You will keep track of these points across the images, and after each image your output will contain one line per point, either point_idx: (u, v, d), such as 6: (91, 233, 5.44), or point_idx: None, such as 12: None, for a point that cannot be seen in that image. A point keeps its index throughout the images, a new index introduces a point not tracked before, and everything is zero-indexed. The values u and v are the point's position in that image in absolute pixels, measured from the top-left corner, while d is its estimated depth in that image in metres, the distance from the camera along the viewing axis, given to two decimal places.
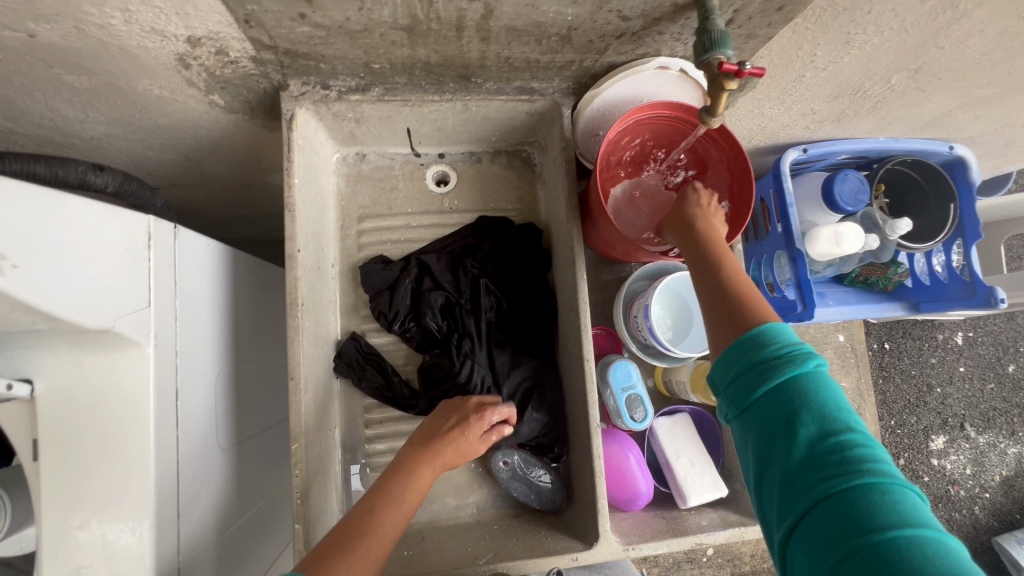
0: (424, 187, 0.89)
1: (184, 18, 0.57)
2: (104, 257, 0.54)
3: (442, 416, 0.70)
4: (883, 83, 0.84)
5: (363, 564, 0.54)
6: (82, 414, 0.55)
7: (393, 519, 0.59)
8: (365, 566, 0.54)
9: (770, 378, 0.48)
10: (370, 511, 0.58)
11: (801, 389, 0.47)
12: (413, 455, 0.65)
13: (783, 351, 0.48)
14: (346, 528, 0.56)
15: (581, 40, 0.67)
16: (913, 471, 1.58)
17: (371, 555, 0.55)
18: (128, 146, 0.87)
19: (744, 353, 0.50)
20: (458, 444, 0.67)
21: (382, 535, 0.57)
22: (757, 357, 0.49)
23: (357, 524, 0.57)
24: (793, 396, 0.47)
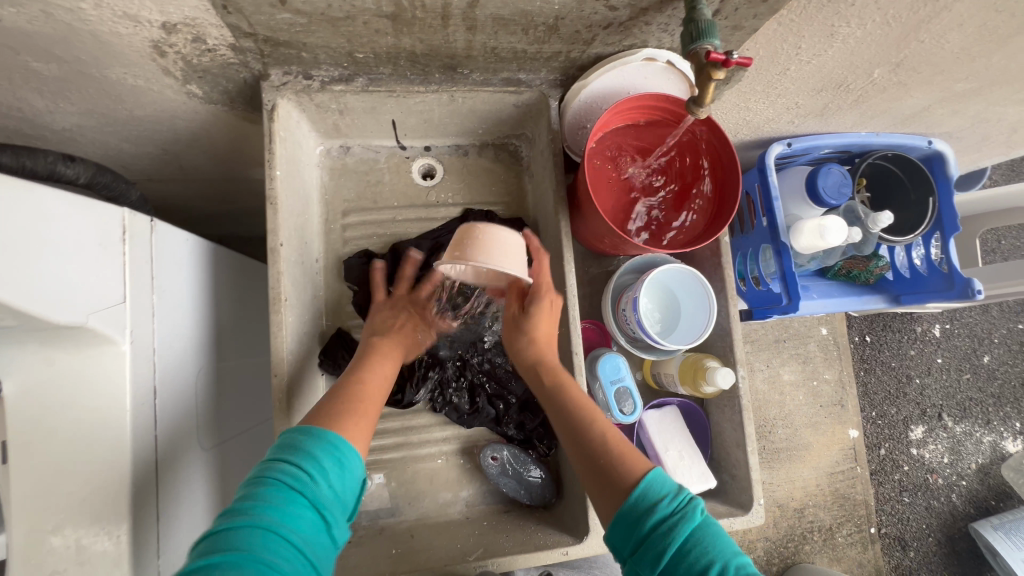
0: (410, 181, 0.87)
1: (158, 3, 0.55)
2: (77, 250, 0.51)
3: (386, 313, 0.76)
4: (866, 76, 0.85)
5: (364, 423, 0.61)
6: (54, 414, 0.53)
7: (376, 388, 0.66)
8: (365, 421, 0.62)
9: (662, 542, 0.51)
10: (355, 382, 0.65)
11: (692, 549, 0.51)
12: (378, 341, 0.71)
13: (667, 508, 0.53)
14: (341, 397, 0.62)
15: (568, 30, 0.66)
16: (893, 461, 1.62)
17: (367, 411, 0.63)
18: (101, 138, 0.84)
19: (634, 520, 0.53)
20: (410, 331, 0.76)
21: (372, 399, 0.64)
22: (648, 521, 0.53)
23: (346, 395, 0.63)
24: (682, 549, 0.51)
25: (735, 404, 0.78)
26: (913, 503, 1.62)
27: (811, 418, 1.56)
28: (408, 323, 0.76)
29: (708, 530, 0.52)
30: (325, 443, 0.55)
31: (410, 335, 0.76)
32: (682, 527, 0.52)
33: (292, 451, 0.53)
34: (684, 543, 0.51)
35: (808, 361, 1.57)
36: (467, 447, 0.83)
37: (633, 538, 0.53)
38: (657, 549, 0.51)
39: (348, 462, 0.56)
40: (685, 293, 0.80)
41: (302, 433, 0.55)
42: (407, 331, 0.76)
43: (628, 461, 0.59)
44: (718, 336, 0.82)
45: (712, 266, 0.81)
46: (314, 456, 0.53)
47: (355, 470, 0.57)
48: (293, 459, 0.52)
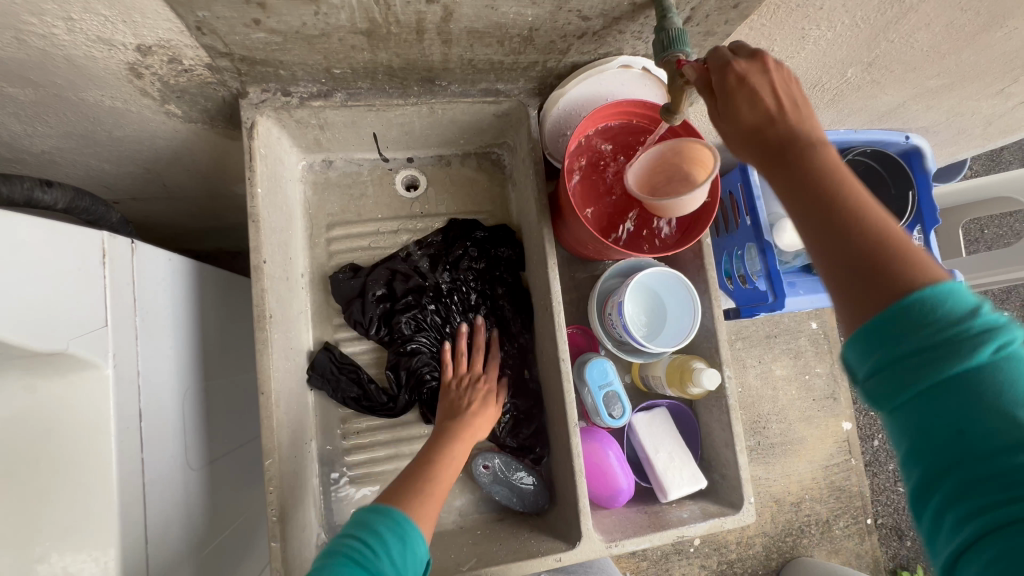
0: (393, 192, 0.88)
1: (132, 26, 0.55)
2: (58, 276, 0.51)
3: (451, 398, 0.76)
4: (840, 76, 0.87)
5: (433, 508, 0.61)
6: (38, 442, 0.53)
7: (448, 469, 0.66)
8: (433, 506, 0.61)
9: (944, 366, 0.36)
10: (428, 462, 0.66)
11: (989, 388, 0.35)
12: (447, 423, 0.72)
13: (959, 327, 0.36)
14: (408, 478, 0.63)
15: (543, 41, 0.67)
16: (886, 451, 1.64)
17: (437, 497, 0.62)
18: (81, 160, 0.84)
19: (902, 329, 0.37)
20: (482, 416, 0.74)
21: (443, 479, 0.64)
22: (918, 337, 0.37)
23: (417, 475, 0.63)
24: (972, 391, 0.35)
25: (723, 404, 0.78)
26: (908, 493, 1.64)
27: (805, 413, 1.58)
28: (478, 404, 0.75)
29: (1013, 363, 0.35)
30: (390, 520, 0.55)
31: (483, 415, 0.74)
32: (978, 358, 0.35)
33: (361, 529, 0.54)
34: (976, 379, 0.35)
35: (799, 356, 1.59)
36: None
37: (891, 354, 0.37)
38: (932, 376, 0.36)
39: (412, 540, 0.55)
40: (669, 295, 0.80)
41: (373, 510, 0.57)
42: (480, 419, 0.74)
43: (904, 258, 0.39)
44: (704, 336, 0.82)
45: (695, 268, 0.82)
46: (381, 534, 0.54)
47: (420, 553, 0.56)
48: (360, 536, 0.54)
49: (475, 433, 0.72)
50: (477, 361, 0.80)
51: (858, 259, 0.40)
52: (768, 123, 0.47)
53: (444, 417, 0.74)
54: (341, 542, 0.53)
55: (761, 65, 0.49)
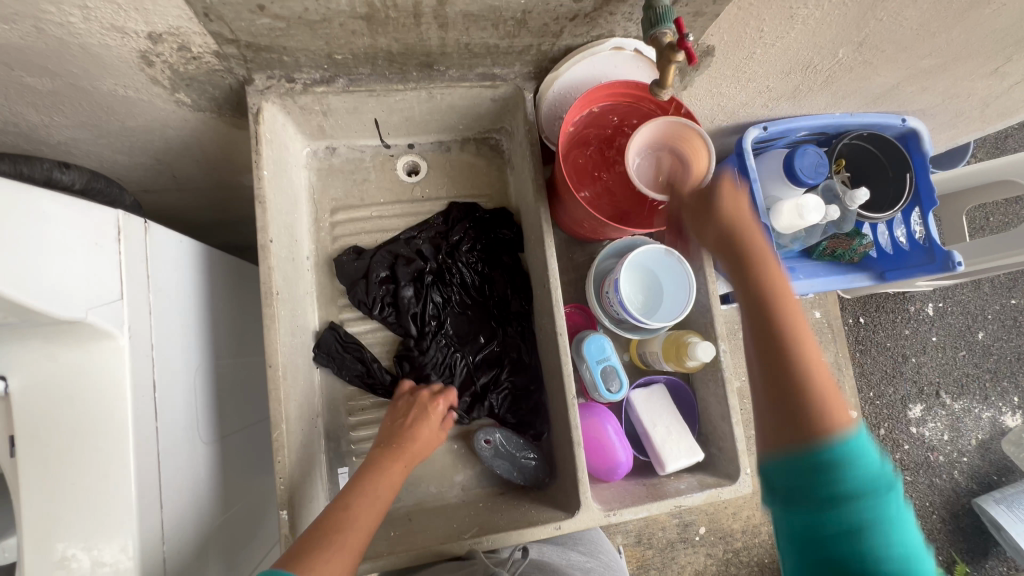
0: (395, 177, 0.90)
1: (143, 13, 0.58)
2: (75, 250, 0.54)
3: (390, 419, 0.75)
4: (831, 56, 0.89)
5: (345, 558, 0.58)
6: (58, 408, 0.56)
7: (366, 509, 0.63)
8: (347, 558, 0.58)
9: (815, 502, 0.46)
10: (342, 507, 0.62)
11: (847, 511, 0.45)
12: (378, 452, 0.70)
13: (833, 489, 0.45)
14: (313, 531, 0.59)
15: (536, 24, 0.69)
16: (893, 440, 1.65)
17: (350, 546, 0.59)
18: (96, 150, 0.87)
19: (803, 476, 0.47)
20: (420, 432, 0.73)
21: (356, 525, 0.61)
22: (820, 486, 0.46)
23: (327, 523, 0.60)
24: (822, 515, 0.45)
25: (718, 377, 0.80)
26: (915, 481, 1.65)
27: None
28: (417, 421, 0.74)
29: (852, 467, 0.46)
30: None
31: (423, 436, 0.73)
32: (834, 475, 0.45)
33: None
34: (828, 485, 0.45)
35: None
36: (461, 432, 0.85)
37: (775, 467, 0.49)
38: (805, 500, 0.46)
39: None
40: (664, 272, 0.82)
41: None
42: (418, 434, 0.73)
43: (826, 398, 0.48)
44: (699, 312, 0.83)
45: (690, 245, 0.83)
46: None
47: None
48: None
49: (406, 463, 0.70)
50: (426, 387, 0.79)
51: (792, 395, 0.48)
52: (741, 245, 0.56)
53: (378, 449, 0.71)
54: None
55: (732, 189, 0.59)
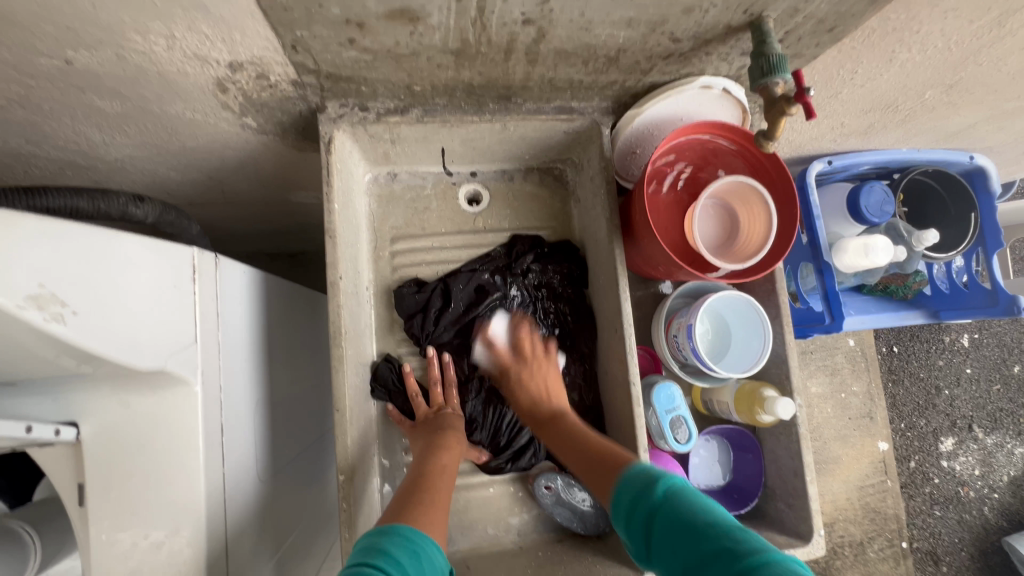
0: (456, 207, 0.87)
1: (229, 44, 0.55)
2: (157, 294, 0.51)
3: (423, 422, 0.75)
4: (917, 97, 0.85)
5: (440, 515, 0.58)
6: (128, 457, 0.53)
7: (445, 476, 0.65)
8: (439, 513, 0.58)
9: None
10: (420, 474, 0.64)
11: None
12: (431, 435, 0.71)
13: None
14: (402, 499, 0.59)
15: (628, 61, 0.66)
16: (924, 473, 1.61)
17: (440, 504, 0.59)
18: (151, 167, 0.85)
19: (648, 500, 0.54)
20: (457, 421, 0.75)
21: (442, 488, 0.62)
22: None
23: (413, 489, 0.61)
24: None
25: (792, 432, 0.76)
26: (945, 517, 1.61)
27: (841, 432, 1.55)
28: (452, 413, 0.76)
29: None
30: (400, 538, 0.51)
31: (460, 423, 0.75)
32: None
33: (372, 552, 0.49)
34: None
35: (836, 373, 1.57)
36: (519, 475, 0.82)
37: None
38: None
39: (427, 555, 0.51)
40: (738, 320, 0.79)
41: (379, 533, 0.52)
42: (455, 423, 0.75)
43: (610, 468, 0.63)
44: (772, 361, 0.80)
45: (765, 291, 0.80)
46: (393, 555, 0.49)
47: (439, 565, 0.52)
48: (381, 563, 0.47)
49: (462, 441, 0.72)
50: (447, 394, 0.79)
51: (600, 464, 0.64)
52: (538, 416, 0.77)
53: (428, 437, 0.72)
54: (355, 563, 0.47)
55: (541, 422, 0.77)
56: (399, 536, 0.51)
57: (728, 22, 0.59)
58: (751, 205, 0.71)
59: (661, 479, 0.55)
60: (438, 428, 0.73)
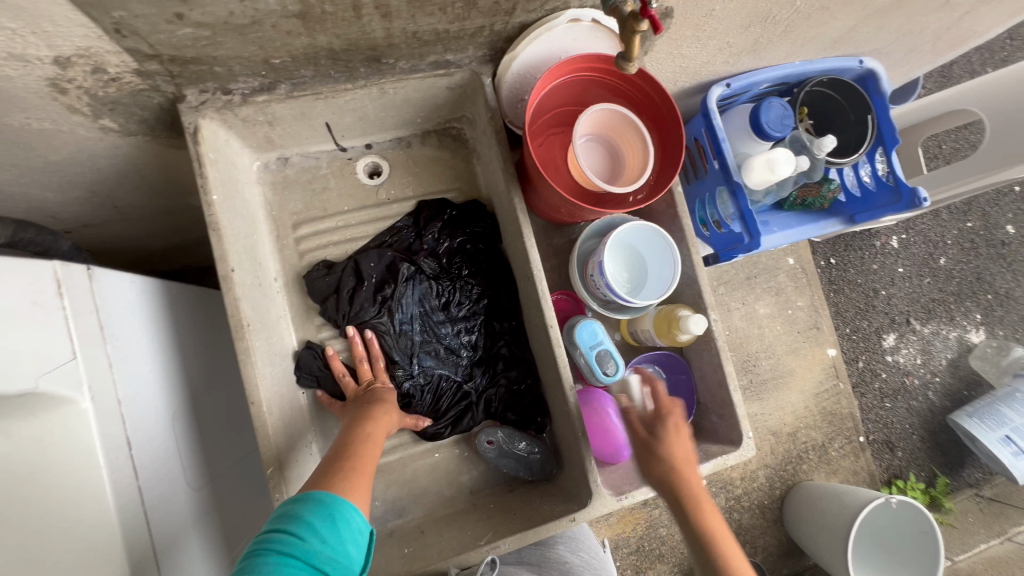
0: (357, 182, 0.85)
1: (44, 37, 0.51)
2: (14, 312, 0.49)
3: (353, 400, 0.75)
4: (789, 5, 0.87)
5: (362, 479, 0.60)
6: (23, 485, 0.51)
7: (370, 448, 0.65)
8: (361, 476, 0.60)
9: None
10: (343, 446, 0.65)
11: None
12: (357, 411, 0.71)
13: None
14: (323, 472, 0.60)
15: (486, 3, 0.64)
16: (871, 371, 1.72)
17: (363, 471, 0.61)
18: (20, 190, 0.80)
19: None
20: (385, 394, 0.75)
21: (365, 458, 0.63)
22: None
23: (335, 462, 0.62)
24: None
25: (712, 346, 0.79)
26: (895, 407, 1.73)
27: (791, 346, 1.63)
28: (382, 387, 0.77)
29: None
30: (313, 503, 0.53)
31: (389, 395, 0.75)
32: None
33: (284, 519, 0.52)
34: None
35: (780, 293, 1.64)
36: (462, 436, 0.83)
37: None
38: None
39: (344, 517, 0.54)
40: (648, 250, 0.81)
41: (295, 499, 0.55)
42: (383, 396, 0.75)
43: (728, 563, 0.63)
44: (686, 284, 0.82)
45: (670, 217, 0.81)
46: (305, 518, 0.52)
47: (357, 524, 0.55)
48: (289, 528, 0.51)
49: (388, 413, 0.72)
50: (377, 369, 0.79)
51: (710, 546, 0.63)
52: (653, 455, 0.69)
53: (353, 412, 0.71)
54: (267, 531, 0.52)
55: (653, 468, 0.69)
56: (317, 498, 0.55)
57: None
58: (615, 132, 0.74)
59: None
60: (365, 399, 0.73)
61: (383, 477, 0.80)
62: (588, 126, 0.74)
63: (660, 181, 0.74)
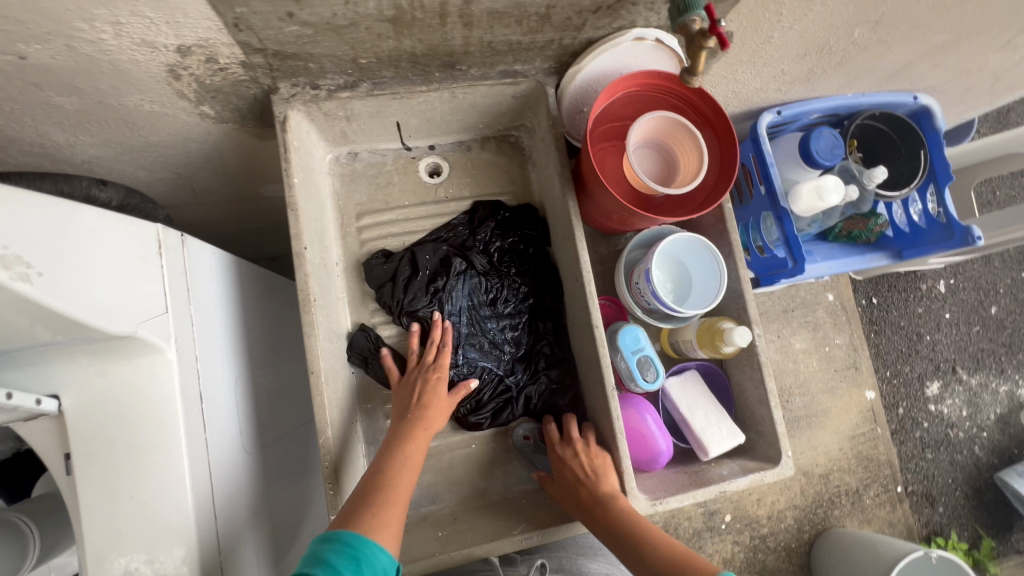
0: (418, 180, 0.90)
1: (174, 27, 0.58)
2: (124, 265, 0.54)
3: (405, 386, 0.76)
4: (847, 37, 0.89)
5: (395, 512, 0.62)
6: (110, 425, 0.56)
7: (405, 470, 0.67)
8: (393, 514, 0.62)
9: None
10: (380, 468, 0.66)
11: None
12: (400, 420, 0.72)
13: None
14: (359, 498, 0.63)
15: (560, 18, 0.69)
16: (912, 418, 1.65)
17: (394, 504, 0.63)
18: (118, 167, 0.88)
19: None
20: (433, 393, 0.75)
21: (400, 484, 0.65)
22: None
23: (371, 488, 0.64)
24: None
25: (755, 362, 0.80)
26: (937, 459, 1.65)
27: (827, 384, 1.59)
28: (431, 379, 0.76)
29: None
30: (340, 545, 0.57)
31: (435, 393, 0.75)
32: None
33: (313, 561, 0.56)
34: None
35: (818, 328, 1.60)
36: (499, 430, 0.85)
37: None
38: None
39: (367, 558, 0.57)
40: (694, 261, 0.83)
41: (323, 539, 0.58)
42: (431, 396, 0.74)
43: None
44: (731, 298, 0.83)
45: (718, 232, 0.83)
46: (331, 561, 0.55)
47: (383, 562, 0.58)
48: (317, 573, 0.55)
49: (429, 427, 0.72)
50: (429, 351, 0.79)
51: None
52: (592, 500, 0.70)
53: (399, 417, 0.73)
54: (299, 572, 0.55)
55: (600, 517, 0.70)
56: (343, 538, 0.58)
57: None
58: (675, 139, 0.77)
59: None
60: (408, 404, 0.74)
61: (420, 463, 0.82)
62: (642, 134, 0.78)
63: (726, 160, 0.75)
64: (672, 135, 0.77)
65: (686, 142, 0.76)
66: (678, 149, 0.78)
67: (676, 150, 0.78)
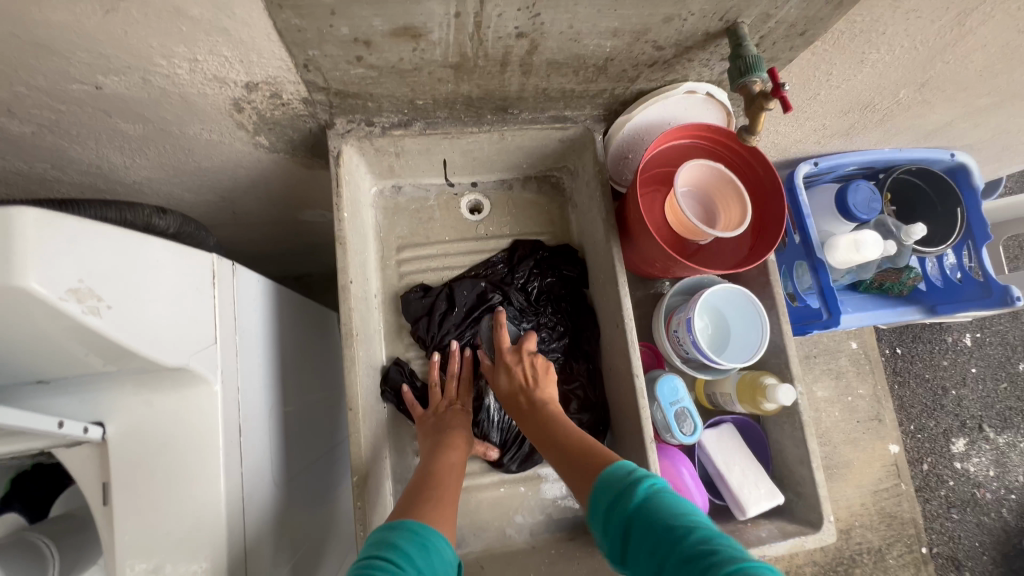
0: (459, 216, 0.91)
1: (247, 65, 0.60)
2: (181, 295, 0.54)
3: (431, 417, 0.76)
4: (892, 97, 0.90)
5: (451, 508, 0.61)
6: (152, 455, 0.55)
7: (449, 471, 0.67)
8: (449, 506, 0.61)
9: None
10: (429, 472, 0.66)
11: None
12: (434, 436, 0.73)
13: None
14: (413, 495, 0.62)
15: (616, 70, 0.71)
16: (937, 476, 1.59)
17: (449, 500, 0.62)
18: (167, 189, 0.90)
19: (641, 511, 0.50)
20: (460, 418, 0.76)
21: (448, 484, 0.65)
22: None
23: (423, 487, 0.63)
24: None
25: (796, 420, 0.78)
26: (963, 520, 1.58)
27: (850, 435, 1.54)
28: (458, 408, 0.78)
29: None
30: (408, 532, 0.53)
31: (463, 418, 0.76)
32: None
33: (381, 545, 0.51)
34: None
35: (841, 376, 1.57)
36: (528, 475, 0.83)
37: None
38: None
39: (436, 548, 0.53)
40: (735, 313, 0.81)
41: (389, 527, 0.54)
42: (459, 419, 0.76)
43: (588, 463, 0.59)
44: (771, 352, 0.82)
45: (760, 284, 0.83)
46: (400, 546, 0.51)
47: (448, 555, 0.54)
48: (386, 554, 0.50)
49: (465, 439, 0.73)
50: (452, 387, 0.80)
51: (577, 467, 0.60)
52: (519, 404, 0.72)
53: (431, 436, 0.74)
54: (366, 557, 0.50)
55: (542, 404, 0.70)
56: (411, 528, 0.54)
57: (706, 29, 0.65)
58: (712, 188, 0.77)
59: (641, 477, 0.52)
60: (442, 428, 0.74)
61: None
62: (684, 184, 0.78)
63: (768, 201, 0.75)
64: (711, 185, 0.77)
65: (725, 189, 0.76)
66: (718, 197, 0.78)
67: (717, 198, 0.78)
